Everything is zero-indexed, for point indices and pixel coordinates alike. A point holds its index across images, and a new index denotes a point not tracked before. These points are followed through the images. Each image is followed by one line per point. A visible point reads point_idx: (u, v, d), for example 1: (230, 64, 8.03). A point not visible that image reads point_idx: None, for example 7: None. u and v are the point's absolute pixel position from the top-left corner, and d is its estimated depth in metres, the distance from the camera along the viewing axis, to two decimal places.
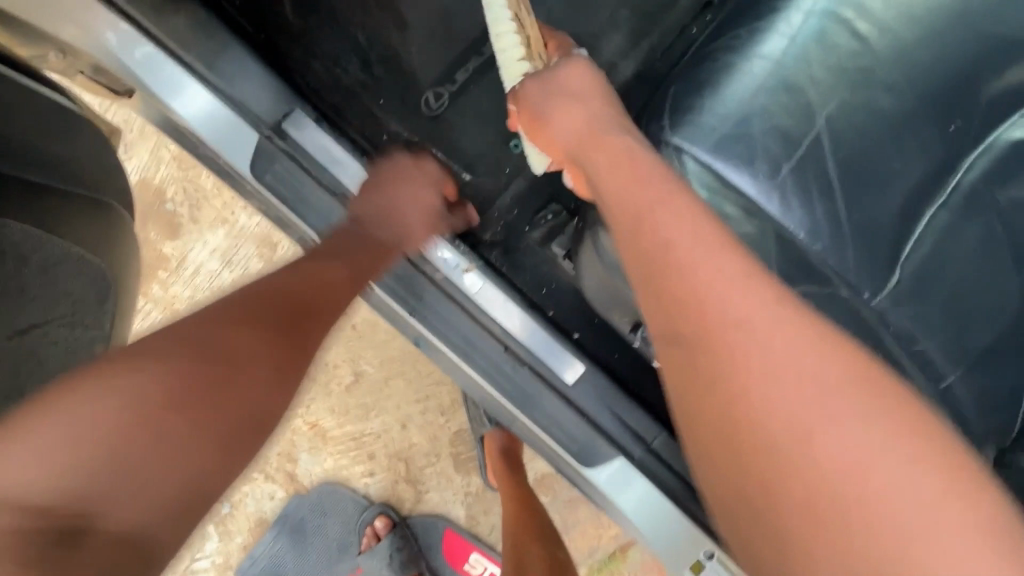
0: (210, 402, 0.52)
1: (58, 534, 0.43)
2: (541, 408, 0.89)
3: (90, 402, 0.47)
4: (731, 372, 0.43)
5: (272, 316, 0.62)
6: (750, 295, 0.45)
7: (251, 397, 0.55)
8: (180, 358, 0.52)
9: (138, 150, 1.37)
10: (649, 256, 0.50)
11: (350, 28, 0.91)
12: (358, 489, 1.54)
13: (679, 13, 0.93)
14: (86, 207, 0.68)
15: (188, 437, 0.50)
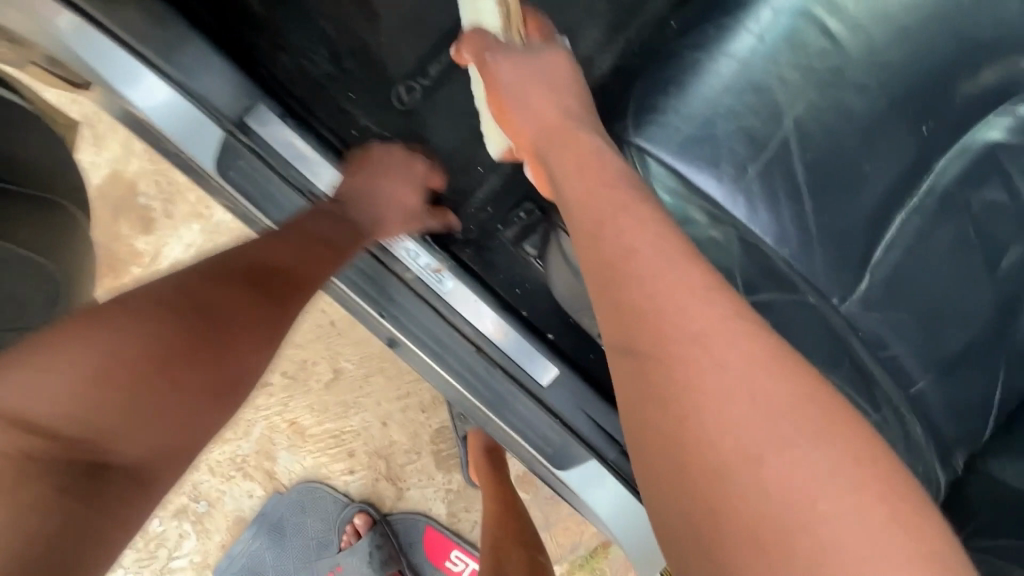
0: (219, 350, 0.54)
1: (73, 465, 0.44)
2: (513, 410, 0.87)
3: (103, 340, 0.48)
4: (681, 387, 0.42)
5: (276, 279, 0.65)
6: (708, 311, 0.44)
7: (251, 350, 0.58)
8: (190, 308, 0.54)
9: (109, 142, 1.33)
10: (604, 264, 0.48)
11: (317, 19, 0.87)
12: (338, 487, 1.52)
13: (658, 5, 0.90)
14: (38, 211, 0.67)
15: (196, 377, 0.51)
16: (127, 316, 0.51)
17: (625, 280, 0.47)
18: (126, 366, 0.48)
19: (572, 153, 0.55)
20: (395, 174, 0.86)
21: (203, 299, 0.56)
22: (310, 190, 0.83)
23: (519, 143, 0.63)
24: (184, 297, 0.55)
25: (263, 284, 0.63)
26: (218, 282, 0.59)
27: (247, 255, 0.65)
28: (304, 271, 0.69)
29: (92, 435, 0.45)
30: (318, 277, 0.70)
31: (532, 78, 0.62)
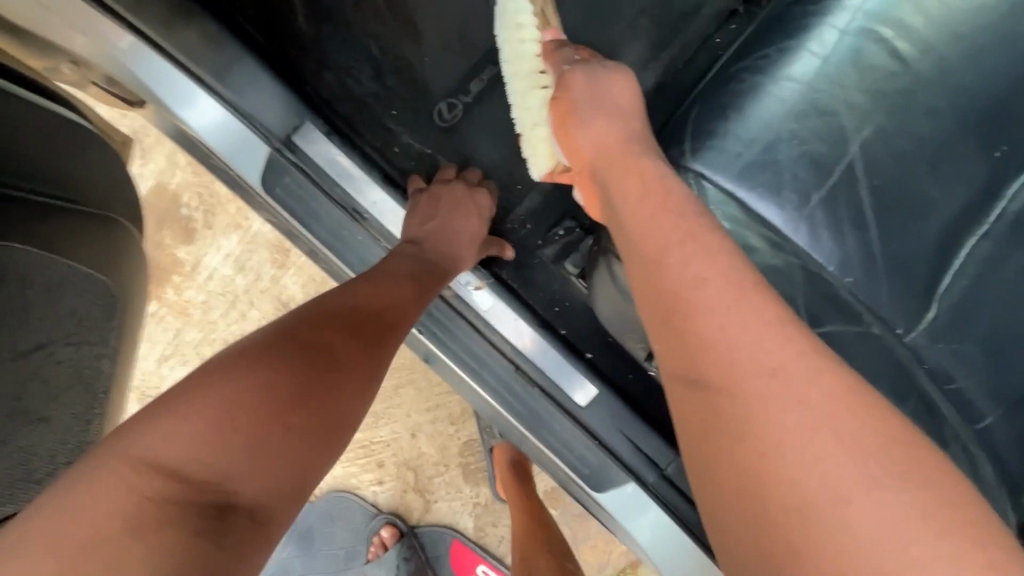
0: (331, 393, 0.55)
1: (201, 506, 0.44)
2: (551, 430, 0.86)
3: (241, 386, 0.50)
4: (755, 424, 0.41)
5: (372, 321, 0.66)
6: (777, 343, 0.43)
7: (356, 394, 0.58)
8: (308, 354, 0.56)
9: (155, 154, 1.37)
10: (667, 292, 0.47)
11: (361, 38, 0.89)
12: (367, 498, 1.53)
13: (701, 21, 0.89)
14: (100, 233, 0.68)
15: (310, 422, 0.52)
16: (258, 362, 0.53)
17: (687, 308, 0.46)
18: (256, 411, 0.49)
19: (631, 177, 0.54)
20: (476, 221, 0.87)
21: (315, 346, 0.57)
22: (354, 208, 0.84)
23: (575, 158, 0.63)
24: (302, 343, 0.57)
25: (364, 329, 0.64)
26: (322, 326, 0.60)
27: (349, 298, 0.66)
28: (396, 313, 0.70)
29: (222, 480, 0.46)
30: (406, 317, 0.71)
31: (602, 101, 0.63)
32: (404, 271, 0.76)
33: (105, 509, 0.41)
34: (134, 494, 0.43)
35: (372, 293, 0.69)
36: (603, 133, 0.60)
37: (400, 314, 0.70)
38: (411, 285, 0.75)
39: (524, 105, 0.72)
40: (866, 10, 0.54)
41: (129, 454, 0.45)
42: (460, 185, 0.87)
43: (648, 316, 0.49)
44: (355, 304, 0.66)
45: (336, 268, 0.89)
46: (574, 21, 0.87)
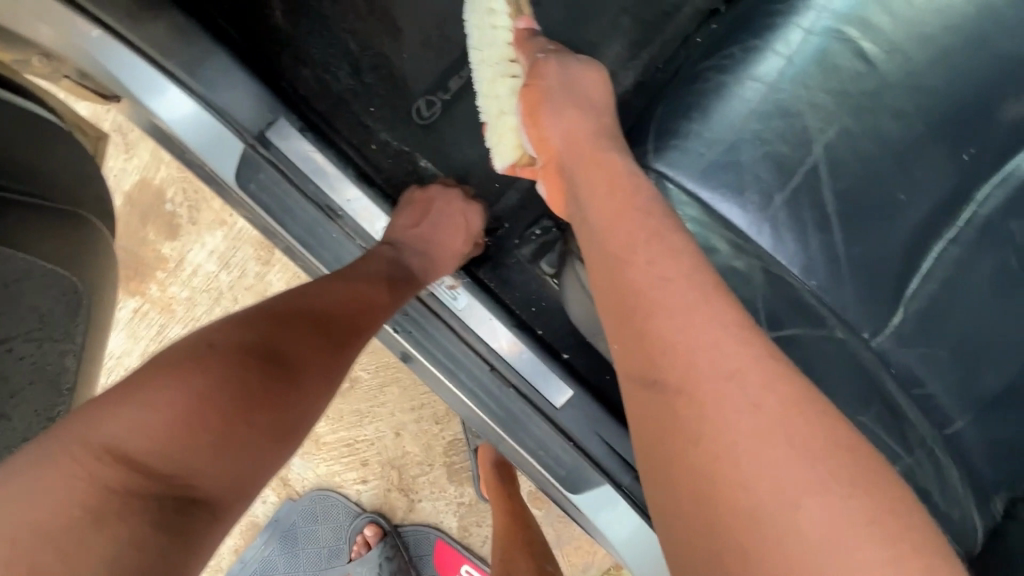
0: (297, 393, 0.56)
1: (160, 500, 0.45)
2: (527, 430, 0.85)
3: (208, 383, 0.50)
4: (711, 426, 0.41)
5: (346, 319, 0.66)
6: (737, 345, 0.43)
7: (322, 392, 0.59)
8: (277, 353, 0.56)
9: (140, 149, 1.37)
10: (629, 290, 0.47)
11: (339, 34, 0.88)
12: (351, 496, 1.53)
13: (681, 20, 0.88)
14: (63, 230, 0.67)
15: (274, 420, 0.53)
16: (226, 359, 0.52)
17: (652, 305, 0.45)
18: (222, 410, 0.49)
19: (597, 176, 0.54)
20: (455, 233, 0.86)
21: (286, 342, 0.57)
22: (328, 205, 0.83)
23: (543, 148, 0.61)
24: (273, 341, 0.57)
25: (335, 328, 0.64)
26: (293, 321, 0.60)
27: (324, 295, 0.66)
28: (371, 310, 0.70)
29: (183, 476, 0.46)
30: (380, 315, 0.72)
31: (572, 93, 0.62)
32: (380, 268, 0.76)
33: (65, 496, 0.42)
34: (93, 483, 0.43)
35: (347, 290, 0.69)
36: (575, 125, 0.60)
37: (373, 311, 0.70)
38: (387, 284, 0.75)
39: (495, 93, 0.71)
40: (834, 10, 0.53)
41: (90, 441, 0.45)
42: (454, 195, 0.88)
43: (608, 314, 0.48)
44: (329, 301, 0.66)
45: (311, 266, 0.87)
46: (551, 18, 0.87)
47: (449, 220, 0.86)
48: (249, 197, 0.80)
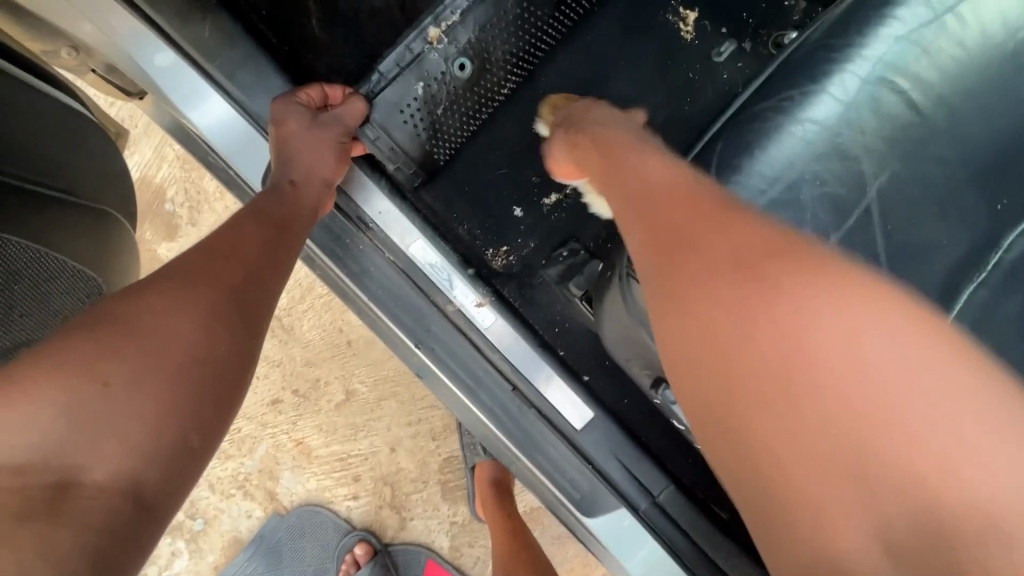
0: (181, 357, 0.48)
1: (65, 511, 0.41)
2: (545, 452, 0.84)
3: (70, 373, 0.44)
4: (787, 398, 0.39)
5: (229, 268, 0.56)
6: (801, 295, 0.40)
7: (224, 352, 0.51)
8: (143, 321, 0.48)
9: (142, 147, 1.33)
10: (725, 300, 0.42)
11: (375, 47, 0.88)
12: (341, 513, 1.48)
13: (697, 59, 0.93)
14: (93, 230, 0.65)
15: (164, 389, 0.47)
16: (86, 342, 0.46)
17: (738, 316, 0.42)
18: (83, 394, 0.44)
19: (681, 205, 0.48)
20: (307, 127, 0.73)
21: (148, 314, 0.49)
22: (360, 215, 0.83)
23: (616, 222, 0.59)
24: (132, 309, 0.49)
25: (214, 276, 0.54)
26: (161, 286, 0.51)
27: (196, 250, 0.57)
28: (262, 260, 0.60)
29: (70, 464, 0.43)
30: (282, 259, 0.62)
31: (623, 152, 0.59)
32: (263, 212, 0.65)
33: None
34: None
35: (229, 239, 0.59)
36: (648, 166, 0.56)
37: (270, 254, 0.61)
38: (281, 225, 0.65)
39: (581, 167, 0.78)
40: (886, 59, 0.56)
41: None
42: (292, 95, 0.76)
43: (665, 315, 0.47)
44: (201, 254, 0.56)
45: (335, 278, 0.87)
46: (541, 7, 0.84)
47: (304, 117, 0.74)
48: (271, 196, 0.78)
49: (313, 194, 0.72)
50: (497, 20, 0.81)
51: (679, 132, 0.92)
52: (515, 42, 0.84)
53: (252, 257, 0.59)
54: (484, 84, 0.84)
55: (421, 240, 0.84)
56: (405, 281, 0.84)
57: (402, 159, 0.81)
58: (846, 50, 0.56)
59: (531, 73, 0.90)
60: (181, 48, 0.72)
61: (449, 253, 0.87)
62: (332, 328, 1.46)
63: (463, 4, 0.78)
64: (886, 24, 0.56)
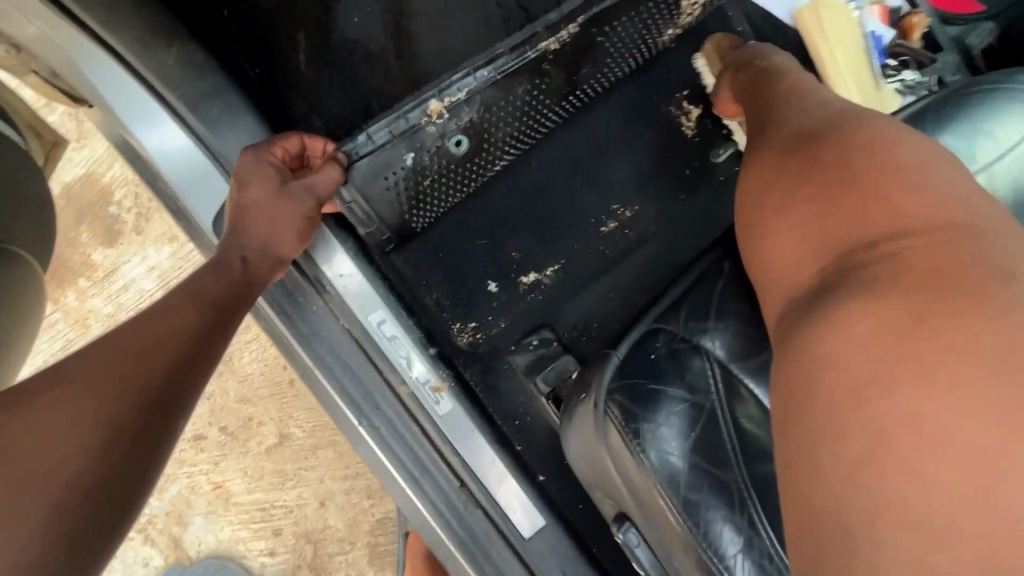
0: (62, 488, 0.41)
1: None
2: (487, 557, 0.74)
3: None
4: (779, 254, 0.49)
5: (141, 369, 0.48)
6: (815, 177, 0.48)
7: (113, 479, 0.43)
8: (20, 447, 0.41)
9: (94, 141, 1.21)
10: (781, 193, 0.50)
11: (362, 92, 0.81)
12: (252, 570, 1.32)
13: (696, 158, 0.91)
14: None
15: (31, 534, 0.39)
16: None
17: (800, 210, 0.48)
18: None
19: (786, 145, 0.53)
20: (276, 199, 0.65)
21: (31, 431, 0.42)
22: (318, 277, 0.75)
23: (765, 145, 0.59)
24: (11, 429, 0.41)
25: (124, 373, 0.47)
26: (55, 391, 0.44)
27: (110, 339, 0.49)
28: (190, 345, 0.52)
29: None
30: (215, 342, 0.55)
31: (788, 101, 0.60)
32: (199, 289, 0.57)
33: None
34: None
35: (155, 323, 0.52)
36: (794, 103, 0.59)
37: (201, 337, 0.54)
38: (221, 301, 0.58)
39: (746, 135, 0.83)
40: None
41: None
42: (265, 154, 0.67)
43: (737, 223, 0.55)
44: (112, 347, 0.48)
45: (281, 341, 0.77)
46: (551, 96, 0.80)
47: (270, 182, 0.66)
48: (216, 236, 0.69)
49: (266, 270, 0.64)
50: (504, 102, 0.74)
51: (666, 230, 0.89)
52: (517, 123, 0.79)
53: (179, 345, 0.51)
54: (477, 161, 0.79)
55: (381, 311, 0.77)
56: (359, 354, 0.76)
57: (376, 226, 0.75)
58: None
59: (529, 150, 0.86)
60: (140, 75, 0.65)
61: (411, 330, 0.79)
62: (276, 363, 1.35)
63: (471, 82, 0.69)
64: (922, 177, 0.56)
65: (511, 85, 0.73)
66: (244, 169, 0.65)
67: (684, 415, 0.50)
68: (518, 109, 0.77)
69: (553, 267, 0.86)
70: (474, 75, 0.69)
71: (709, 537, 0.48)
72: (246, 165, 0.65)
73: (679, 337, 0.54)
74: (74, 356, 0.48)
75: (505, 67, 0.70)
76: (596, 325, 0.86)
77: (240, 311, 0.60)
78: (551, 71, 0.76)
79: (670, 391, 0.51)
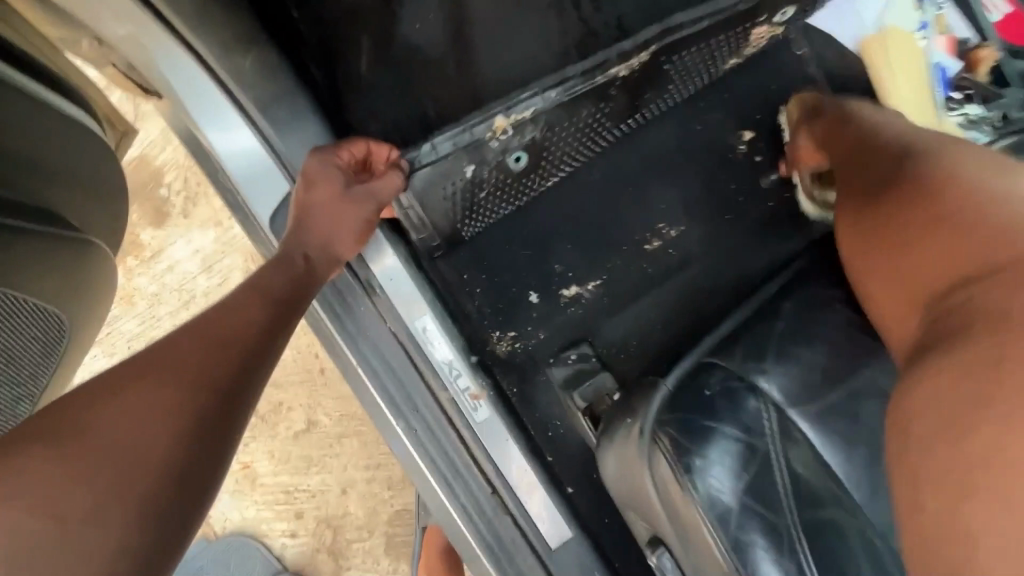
0: (151, 474, 0.42)
1: None
2: (515, 569, 0.75)
3: (18, 505, 0.38)
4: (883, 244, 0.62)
5: (217, 361, 0.50)
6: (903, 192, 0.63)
7: (195, 468, 0.45)
8: (118, 429, 0.43)
9: (148, 124, 1.24)
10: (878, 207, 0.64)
11: (419, 99, 0.81)
12: (273, 549, 1.37)
13: (744, 183, 0.91)
14: (75, 264, 0.60)
15: (125, 517, 0.41)
16: (44, 463, 0.40)
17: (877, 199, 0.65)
18: (36, 526, 0.38)
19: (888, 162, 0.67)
20: (341, 205, 0.67)
21: (124, 419, 0.43)
22: (369, 280, 0.77)
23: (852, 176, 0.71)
24: (105, 415, 0.43)
25: (204, 366, 0.49)
26: (143, 379, 0.46)
27: (188, 331, 0.52)
28: (259, 339, 0.55)
29: None
30: (277, 338, 0.57)
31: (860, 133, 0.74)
32: (262, 288, 0.60)
33: None
34: None
35: (228, 319, 0.54)
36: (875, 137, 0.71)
37: (268, 332, 0.56)
38: (281, 299, 0.60)
39: None
40: None
41: None
42: (335, 160, 0.69)
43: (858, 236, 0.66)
44: (190, 340, 0.51)
45: (325, 339, 0.79)
46: (611, 119, 0.81)
47: (337, 187, 0.67)
48: (275, 234, 0.73)
49: (326, 270, 0.66)
50: (566, 123, 0.75)
51: (708, 252, 0.89)
52: (575, 144, 0.80)
53: (249, 340, 0.54)
54: (532, 177, 0.80)
55: (428, 316, 0.79)
56: (402, 357, 0.77)
57: (428, 231, 0.76)
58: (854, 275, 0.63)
59: (577, 169, 0.86)
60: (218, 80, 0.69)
61: (452, 331, 0.80)
62: (307, 352, 1.38)
63: (539, 101, 0.69)
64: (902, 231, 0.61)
65: (574, 108, 0.74)
66: (314, 172, 0.68)
67: (735, 455, 0.51)
68: (577, 132, 0.78)
69: (595, 282, 0.86)
70: (542, 96, 0.70)
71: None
72: (315, 167, 0.68)
73: (735, 375, 0.56)
74: (156, 346, 0.50)
75: (574, 89, 0.71)
76: (636, 342, 0.86)
77: (300, 308, 0.62)
78: (615, 96, 0.77)
79: (720, 430, 0.52)
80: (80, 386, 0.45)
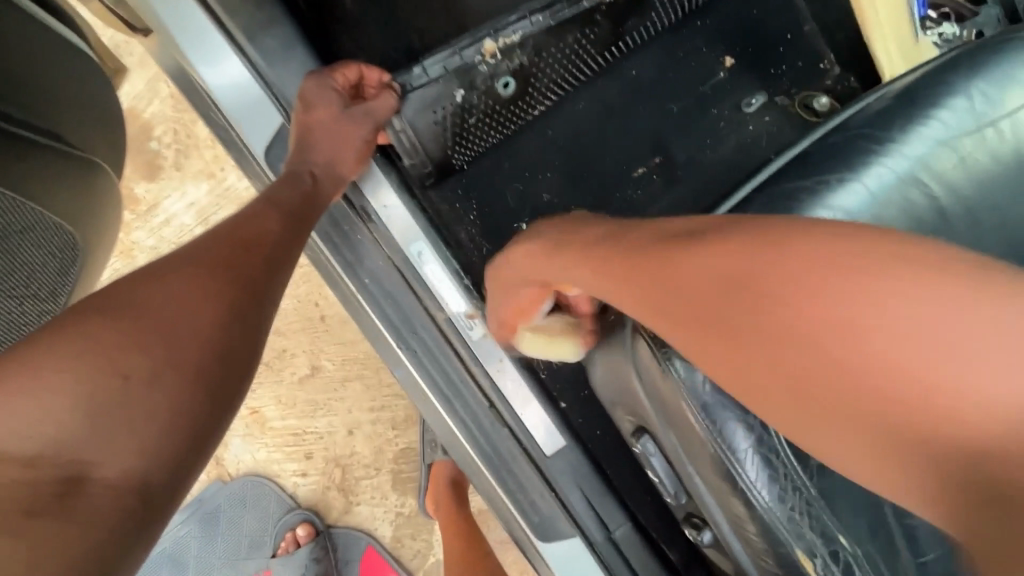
0: (201, 349, 0.47)
1: (54, 484, 0.39)
2: (511, 472, 0.83)
3: (87, 362, 0.42)
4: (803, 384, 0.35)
5: (247, 260, 0.55)
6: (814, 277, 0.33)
7: (233, 350, 0.50)
8: (171, 309, 0.48)
9: (132, 77, 1.24)
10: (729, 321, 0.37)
11: (405, 29, 0.83)
12: (286, 489, 1.44)
13: (726, 108, 0.93)
14: (81, 186, 0.64)
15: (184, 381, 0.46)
16: (106, 329, 0.44)
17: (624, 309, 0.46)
18: (104, 385, 0.42)
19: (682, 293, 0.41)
20: (338, 124, 0.71)
21: (173, 301, 0.48)
22: (363, 207, 0.80)
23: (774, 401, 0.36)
24: (159, 296, 0.48)
25: (238, 264, 0.54)
26: (187, 270, 0.50)
27: (219, 234, 0.56)
28: (281, 245, 0.59)
29: (80, 458, 0.40)
30: (295, 246, 0.62)
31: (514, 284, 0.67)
32: (276, 203, 0.63)
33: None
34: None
35: (256, 226, 0.59)
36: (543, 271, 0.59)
37: (292, 239, 0.61)
38: (297, 213, 0.64)
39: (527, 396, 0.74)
40: (912, 156, 0.57)
41: None
42: (329, 82, 0.73)
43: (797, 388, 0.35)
44: (222, 241, 0.55)
45: (324, 271, 0.84)
46: (594, 47, 0.85)
47: (336, 110, 0.71)
48: (270, 165, 0.76)
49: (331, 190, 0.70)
50: (555, 48, 0.81)
51: (692, 174, 0.91)
52: (563, 73, 0.85)
53: (275, 244, 0.59)
54: (522, 106, 0.84)
55: (422, 243, 0.81)
56: (399, 280, 0.81)
57: (419, 157, 0.79)
58: (833, 176, 0.57)
59: (563, 98, 0.88)
60: (210, 8, 0.70)
61: (446, 256, 0.82)
62: (307, 300, 1.42)
63: (527, 24, 0.77)
64: (823, 200, 0.55)
65: (561, 33, 0.80)
66: (311, 93, 0.72)
67: None
68: (567, 59, 0.84)
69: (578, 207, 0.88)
70: (530, 20, 0.77)
71: (728, 438, 0.52)
72: (314, 91, 0.72)
73: None
74: (194, 245, 0.54)
75: (559, 14, 0.78)
76: None
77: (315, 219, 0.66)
78: (598, 23, 0.83)
79: None
80: (131, 273, 0.49)
